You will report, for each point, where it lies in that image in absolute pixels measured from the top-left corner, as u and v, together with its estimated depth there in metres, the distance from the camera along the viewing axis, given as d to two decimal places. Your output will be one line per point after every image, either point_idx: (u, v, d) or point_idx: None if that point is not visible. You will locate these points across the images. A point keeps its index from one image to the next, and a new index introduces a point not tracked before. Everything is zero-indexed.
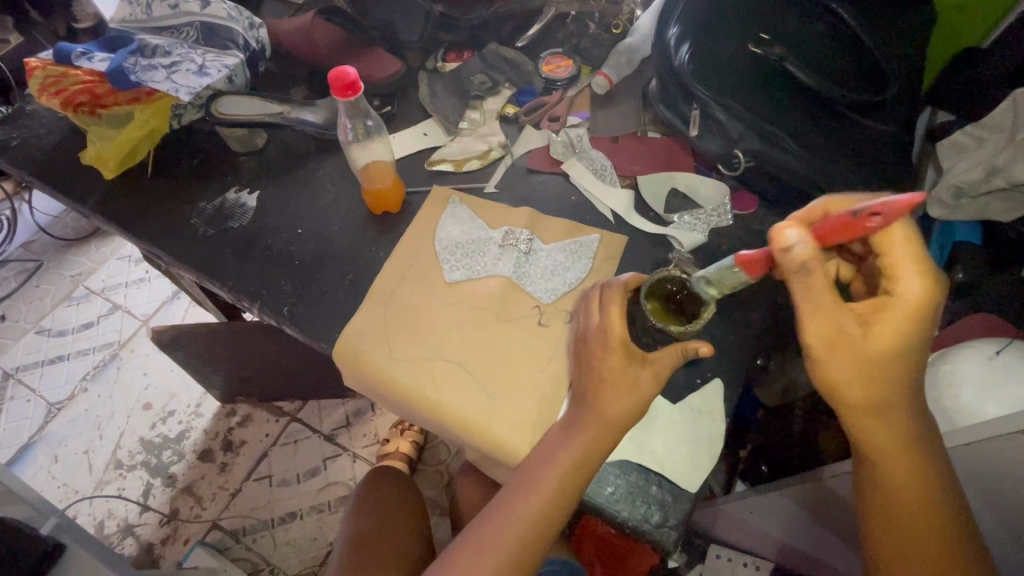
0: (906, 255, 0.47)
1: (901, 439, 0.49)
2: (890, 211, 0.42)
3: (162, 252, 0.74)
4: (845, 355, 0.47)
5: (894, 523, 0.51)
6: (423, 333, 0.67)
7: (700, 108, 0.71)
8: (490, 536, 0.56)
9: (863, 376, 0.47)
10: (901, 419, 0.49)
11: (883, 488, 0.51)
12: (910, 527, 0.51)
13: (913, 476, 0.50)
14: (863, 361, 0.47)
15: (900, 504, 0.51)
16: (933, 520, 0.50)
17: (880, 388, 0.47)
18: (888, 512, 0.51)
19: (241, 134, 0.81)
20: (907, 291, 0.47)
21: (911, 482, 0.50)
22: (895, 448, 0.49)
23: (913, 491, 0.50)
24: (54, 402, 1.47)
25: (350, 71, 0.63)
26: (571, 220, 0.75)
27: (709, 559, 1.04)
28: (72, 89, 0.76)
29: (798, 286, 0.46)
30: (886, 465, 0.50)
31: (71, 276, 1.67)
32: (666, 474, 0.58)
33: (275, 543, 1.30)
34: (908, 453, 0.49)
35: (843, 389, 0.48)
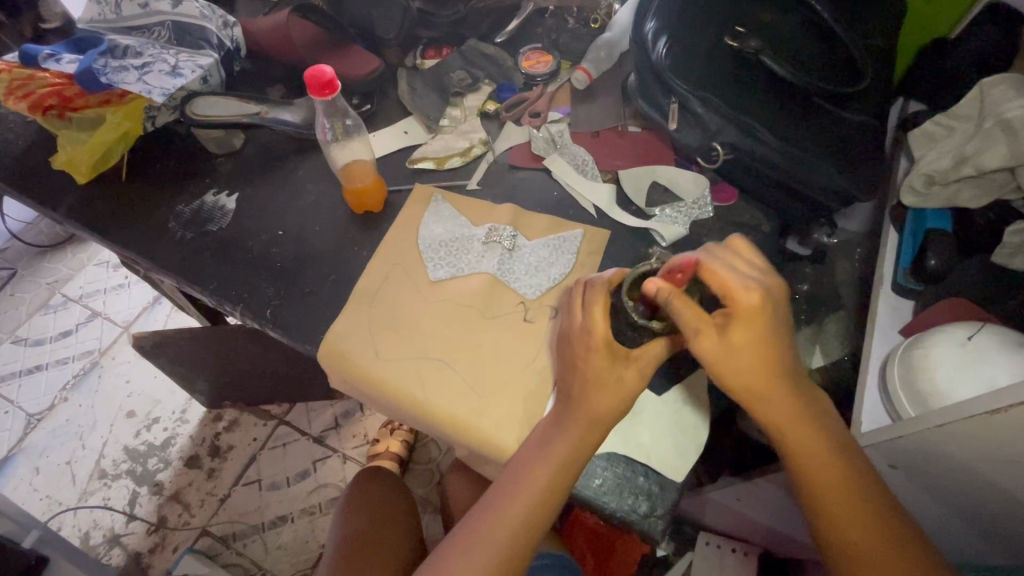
0: (725, 274, 0.52)
1: (802, 428, 0.53)
2: (683, 262, 0.52)
3: (140, 258, 0.73)
4: (717, 357, 0.52)
5: (835, 517, 0.53)
6: (409, 334, 0.67)
7: (678, 101, 0.71)
8: (467, 542, 0.56)
9: (743, 370, 0.51)
10: (796, 408, 0.53)
11: (808, 481, 0.54)
12: (848, 518, 0.52)
13: (830, 464, 0.53)
14: (726, 363, 0.52)
15: (831, 495, 0.53)
16: (865, 506, 0.52)
17: (764, 382, 0.52)
18: (829, 504, 0.53)
19: (218, 136, 0.79)
20: (741, 299, 0.51)
21: (834, 472, 0.53)
22: (805, 436, 0.53)
23: (836, 476, 0.53)
24: (33, 412, 1.44)
25: (327, 70, 0.63)
26: (553, 216, 0.75)
27: (698, 546, 1.07)
28: (40, 92, 0.74)
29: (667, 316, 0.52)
30: (804, 455, 0.53)
31: (47, 283, 1.63)
32: (653, 465, 0.59)
33: (266, 547, 1.29)
34: (816, 439, 0.53)
35: (731, 384, 0.52)
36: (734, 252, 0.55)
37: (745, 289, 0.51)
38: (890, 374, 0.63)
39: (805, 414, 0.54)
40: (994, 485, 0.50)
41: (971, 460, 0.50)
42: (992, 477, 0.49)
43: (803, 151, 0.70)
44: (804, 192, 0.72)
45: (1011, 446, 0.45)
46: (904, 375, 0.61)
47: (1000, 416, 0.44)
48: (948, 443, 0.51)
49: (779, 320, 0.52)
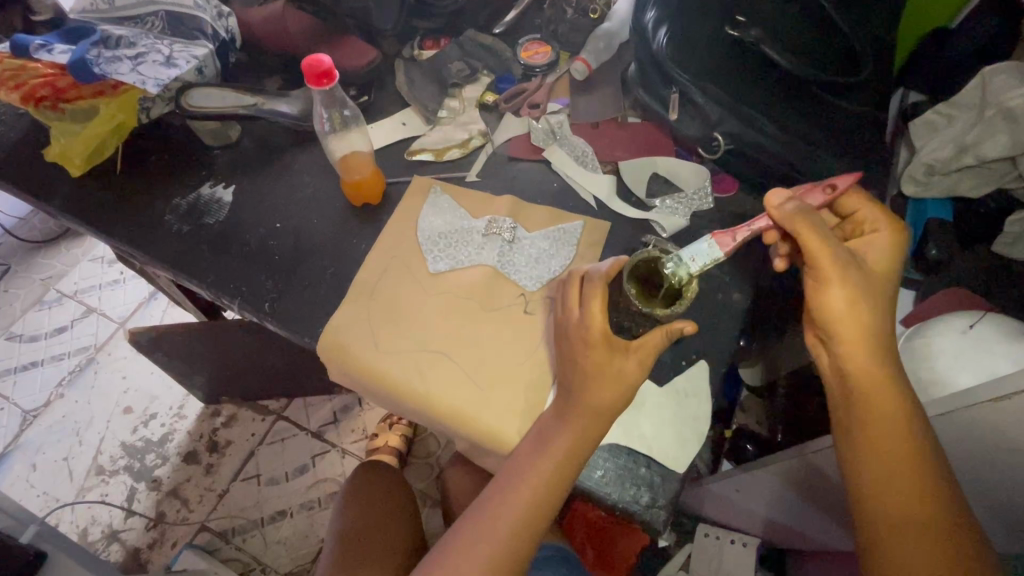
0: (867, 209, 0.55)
1: (887, 398, 0.50)
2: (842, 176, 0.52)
3: (136, 252, 0.72)
4: (845, 291, 0.50)
5: (881, 478, 0.50)
6: (410, 326, 0.66)
7: (679, 91, 0.71)
8: (473, 531, 0.56)
9: (865, 306, 0.50)
10: (886, 371, 0.50)
11: (871, 456, 0.50)
12: (894, 499, 0.49)
13: (897, 420, 0.49)
14: (858, 300, 0.50)
15: (888, 475, 0.50)
16: (921, 495, 0.49)
17: (875, 328, 0.50)
18: (879, 486, 0.50)
19: (214, 127, 0.79)
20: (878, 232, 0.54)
21: (900, 429, 0.49)
22: (888, 403, 0.50)
23: (898, 433, 0.49)
24: (29, 409, 1.43)
25: (325, 59, 0.62)
26: (553, 207, 0.75)
27: (698, 538, 1.10)
28: (32, 83, 0.72)
29: (803, 226, 0.51)
30: (877, 427, 0.50)
31: (41, 279, 1.62)
32: (654, 456, 0.59)
33: (265, 542, 1.29)
34: (901, 414, 0.49)
35: (838, 314, 0.50)
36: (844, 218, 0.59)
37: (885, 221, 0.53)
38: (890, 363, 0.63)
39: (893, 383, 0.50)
40: (999, 470, 0.50)
41: (977, 445, 0.50)
42: (996, 460, 0.49)
43: (802, 142, 0.71)
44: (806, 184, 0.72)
45: (1014, 431, 0.45)
46: (905, 364, 0.61)
47: (1005, 403, 0.44)
48: (952, 429, 0.51)
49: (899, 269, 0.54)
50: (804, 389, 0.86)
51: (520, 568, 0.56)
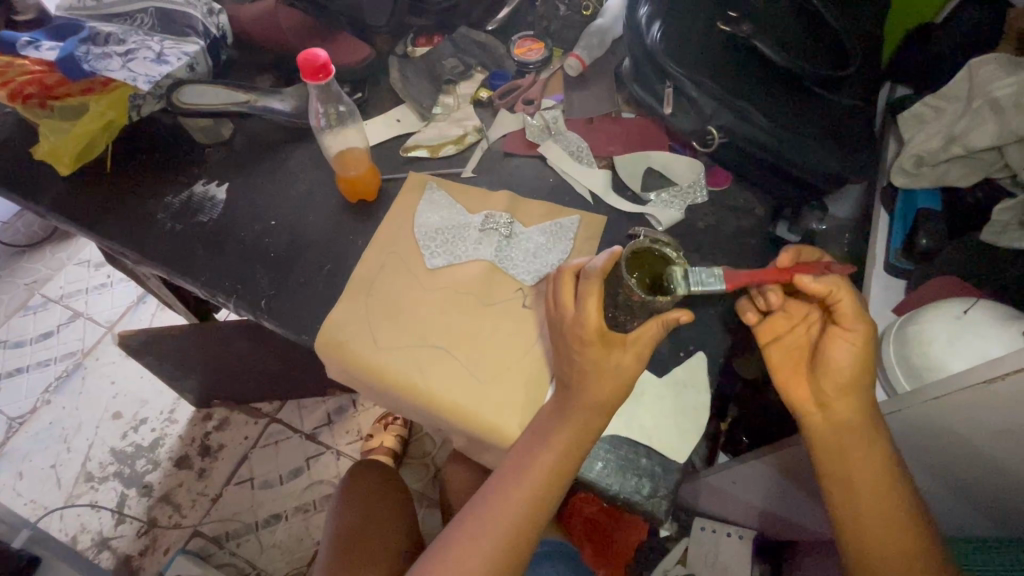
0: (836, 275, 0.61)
1: (866, 431, 0.55)
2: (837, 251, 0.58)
3: (128, 251, 0.71)
4: (865, 348, 0.55)
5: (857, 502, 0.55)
6: (407, 324, 0.66)
7: (673, 85, 0.72)
8: (471, 533, 0.56)
9: (859, 364, 0.55)
10: (867, 407, 0.55)
11: (851, 485, 0.55)
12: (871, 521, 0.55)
13: (873, 456, 0.54)
14: (867, 356, 0.55)
15: (868, 496, 0.55)
16: (899, 511, 0.54)
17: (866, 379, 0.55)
18: (859, 501, 0.55)
19: (206, 125, 0.78)
20: None
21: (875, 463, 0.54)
22: (860, 437, 0.55)
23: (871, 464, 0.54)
24: (15, 416, 1.41)
25: (321, 53, 0.61)
26: (549, 202, 0.75)
27: (694, 531, 1.13)
28: (17, 80, 0.70)
29: (842, 295, 0.54)
30: (858, 455, 0.55)
31: (26, 284, 1.60)
32: (654, 446, 0.59)
33: (261, 545, 1.27)
34: (873, 448, 0.54)
35: (843, 369, 0.55)
36: None
37: None
38: (885, 349, 0.64)
39: (872, 414, 0.55)
40: (990, 453, 0.51)
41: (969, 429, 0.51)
42: (988, 442, 0.50)
43: (795, 136, 0.71)
44: (799, 177, 0.72)
45: (1002, 414, 0.46)
46: (898, 350, 0.62)
47: (994, 388, 0.45)
48: (946, 415, 0.52)
49: None
50: None
51: (517, 565, 0.55)
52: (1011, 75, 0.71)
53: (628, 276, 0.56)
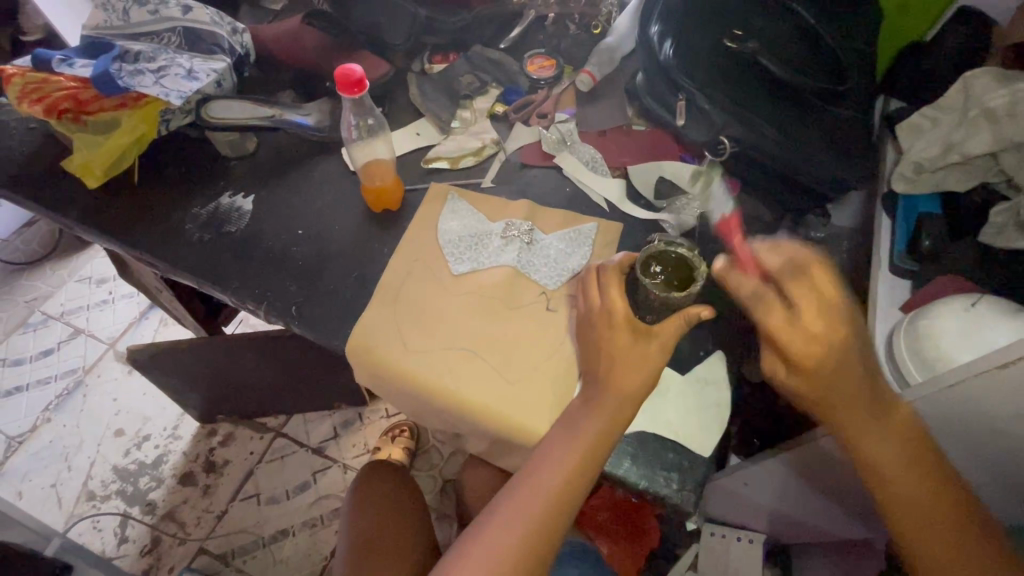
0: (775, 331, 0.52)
1: (876, 440, 0.52)
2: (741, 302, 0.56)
3: (156, 260, 0.73)
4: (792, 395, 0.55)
5: (895, 502, 0.52)
6: (434, 327, 0.68)
7: (685, 98, 0.76)
8: (500, 531, 0.56)
9: (823, 391, 0.51)
10: (864, 423, 0.51)
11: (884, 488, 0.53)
12: (913, 517, 0.52)
13: (896, 459, 0.52)
14: (812, 390, 0.52)
15: (906, 494, 0.52)
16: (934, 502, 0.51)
17: (850, 397, 0.51)
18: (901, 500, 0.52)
19: (233, 138, 0.80)
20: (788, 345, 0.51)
21: (900, 465, 0.52)
22: (876, 444, 0.52)
23: (899, 464, 0.52)
24: (15, 435, 1.40)
25: (357, 68, 0.64)
26: (568, 210, 0.78)
27: (704, 536, 1.14)
28: (54, 96, 0.72)
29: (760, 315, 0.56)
30: (901, 502, 0.52)
31: (26, 302, 1.59)
32: (680, 441, 0.61)
33: (267, 563, 1.26)
34: (891, 453, 0.51)
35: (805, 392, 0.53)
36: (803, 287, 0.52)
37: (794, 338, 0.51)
38: (896, 343, 0.66)
39: (872, 424, 0.51)
40: (998, 436, 0.54)
41: (982, 414, 0.54)
42: (1003, 429, 0.53)
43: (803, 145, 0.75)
44: (805, 184, 0.76)
45: (1017, 397, 0.49)
46: (910, 344, 0.65)
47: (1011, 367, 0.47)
48: (960, 401, 0.54)
49: (852, 326, 0.51)
50: None
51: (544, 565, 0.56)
52: (1003, 87, 0.76)
53: (650, 281, 0.61)
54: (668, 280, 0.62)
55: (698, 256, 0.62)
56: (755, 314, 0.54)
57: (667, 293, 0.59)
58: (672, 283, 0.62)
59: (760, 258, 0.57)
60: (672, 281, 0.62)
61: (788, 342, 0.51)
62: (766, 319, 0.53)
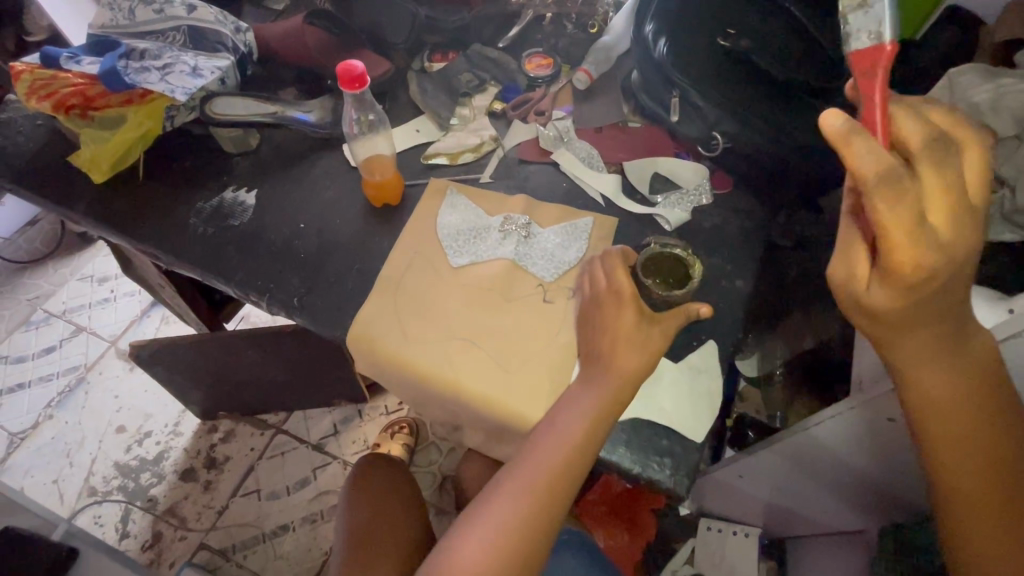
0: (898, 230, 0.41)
1: (938, 363, 0.49)
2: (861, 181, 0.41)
3: (161, 254, 0.74)
4: (863, 315, 0.49)
5: (945, 430, 0.51)
6: (433, 317, 0.69)
7: (679, 94, 0.78)
8: (499, 509, 0.57)
9: (901, 313, 0.46)
10: (930, 344, 0.48)
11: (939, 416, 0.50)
12: (957, 441, 0.51)
13: (953, 384, 0.49)
14: (894, 311, 0.46)
15: (957, 417, 0.51)
16: (982, 423, 0.51)
17: (925, 321, 0.47)
18: (951, 425, 0.51)
19: (235, 135, 0.81)
20: (903, 255, 0.42)
21: (955, 390, 0.50)
22: (935, 370, 0.49)
23: (953, 391, 0.50)
24: (17, 432, 1.41)
25: (358, 64, 0.66)
26: (565, 205, 0.79)
27: (701, 531, 1.15)
28: (62, 92, 0.75)
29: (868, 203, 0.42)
30: (949, 433, 0.51)
31: (28, 300, 1.61)
32: (674, 428, 0.63)
33: (267, 557, 1.27)
34: (950, 377, 0.49)
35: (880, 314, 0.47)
36: (935, 176, 0.42)
37: (910, 247, 0.41)
38: None
39: (939, 346, 0.48)
40: None
41: None
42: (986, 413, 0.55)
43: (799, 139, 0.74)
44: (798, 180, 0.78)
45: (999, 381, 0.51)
46: None
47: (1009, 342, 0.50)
48: None
49: (966, 229, 0.43)
50: (799, 380, 0.92)
51: (540, 544, 0.57)
52: None
53: (648, 281, 0.64)
54: (665, 280, 0.66)
55: (692, 256, 0.67)
56: (874, 190, 0.41)
57: (668, 293, 0.63)
58: (671, 283, 0.66)
59: (897, 133, 0.44)
60: (670, 280, 0.66)
61: (898, 256, 0.42)
62: (885, 216, 0.41)
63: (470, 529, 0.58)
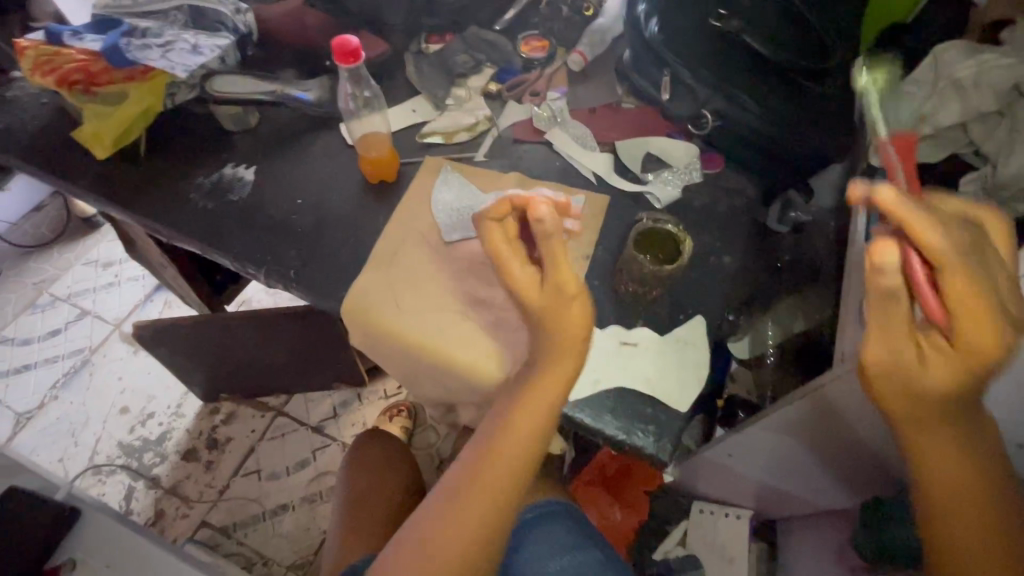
0: (964, 292, 0.44)
1: (955, 449, 0.51)
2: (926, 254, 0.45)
3: (162, 228, 0.76)
4: (902, 396, 0.49)
5: (952, 512, 0.52)
6: (426, 289, 0.71)
7: (670, 73, 0.79)
8: (481, 471, 0.61)
9: (934, 394, 0.48)
10: (949, 428, 0.50)
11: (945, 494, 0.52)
12: (963, 521, 0.52)
13: (966, 469, 0.51)
14: (937, 388, 0.47)
15: (963, 500, 0.52)
16: (988, 517, 0.52)
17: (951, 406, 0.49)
18: (958, 505, 0.52)
19: (235, 112, 0.83)
20: (971, 308, 0.44)
21: (967, 476, 0.51)
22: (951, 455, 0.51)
23: (965, 476, 0.51)
24: (23, 412, 1.44)
25: (352, 39, 0.68)
26: (558, 182, 0.81)
27: (693, 513, 1.16)
28: (66, 68, 0.77)
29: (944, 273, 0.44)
30: (951, 510, 0.52)
31: (34, 284, 1.63)
32: (660, 397, 0.64)
33: (267, 535, 1.30)
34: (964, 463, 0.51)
35: (914, 391, 0.48)
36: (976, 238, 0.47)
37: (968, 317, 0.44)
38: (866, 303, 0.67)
39: (956, 433, 0.50)
40: None
41: None
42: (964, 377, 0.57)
43: (785, 121, 0.77)
44: (788, 159, 0.79)
45: None
46: None
47: None
48: None
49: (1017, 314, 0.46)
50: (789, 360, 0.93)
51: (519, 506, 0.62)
52: None
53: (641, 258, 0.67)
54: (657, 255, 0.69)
55: (683, 233, 0.68)
56: (945, 259, 0.44)
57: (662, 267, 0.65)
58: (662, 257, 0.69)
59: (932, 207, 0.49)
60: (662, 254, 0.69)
61: (970, 328, 0.44)
62: (953, 276, 0.44)
63: (449, 493, 0.62)
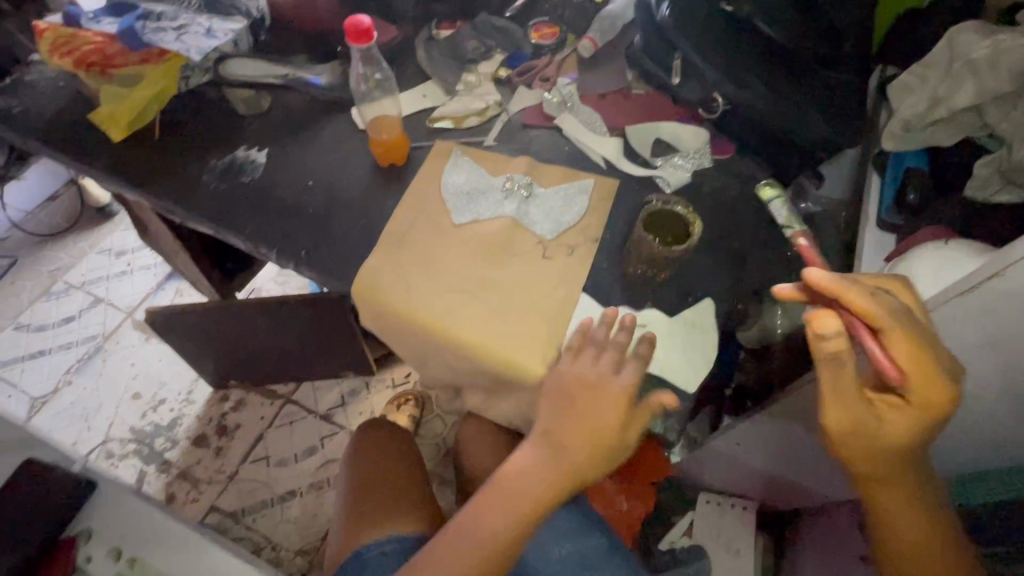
0: (910, 354, 0.47)
1: (906, 486, 0.56)
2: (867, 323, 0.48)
3: (175, 210, 0.77)
4: (853, 447, 0.53)
5: (911, 541, 0.57)
6: (435, 270, 0.72)
7: (681, 56, 0.80)
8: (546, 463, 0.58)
9: (886, 445, 0.52)
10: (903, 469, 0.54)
11: (905, 527, 0.57)
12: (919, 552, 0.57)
13: (916, 507, 0.56)
14: (892, 440, 0.51)
15: (916, 533, 0.57)
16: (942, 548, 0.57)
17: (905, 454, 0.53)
18: (912, 537, 0.57)
19: (248, 96, 0.84)
20: (910, 374, 0.48)
21: (918, 512, 0.56)
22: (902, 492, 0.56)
23: (915, 511, 0.56)
24: (37, 396, 1.46)
25: (364, 18, 0.68)
26: (567, 167, 0.81)
27: (699, 504, 1.17)
28: (83, 50, 0.80)
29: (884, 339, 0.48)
30: (907, 540, 0.57)
31: (49, 271, 1.66)
32: (668, 378, 0.65)
33: (276, 521, 1.31)
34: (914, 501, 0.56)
35: (873, 443, 0.52)
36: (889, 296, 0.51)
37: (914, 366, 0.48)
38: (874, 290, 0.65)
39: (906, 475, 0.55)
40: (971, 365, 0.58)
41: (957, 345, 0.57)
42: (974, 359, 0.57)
43: (797, 106, 0.76)
44: (800, 144, 0.78)
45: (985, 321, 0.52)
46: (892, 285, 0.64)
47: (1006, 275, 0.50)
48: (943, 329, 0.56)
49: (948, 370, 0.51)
50: None
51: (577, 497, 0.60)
52: None
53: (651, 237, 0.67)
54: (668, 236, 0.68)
55: (694, 214, 0.68)
56: (889, 330, 0.47)
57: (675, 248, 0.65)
58: (672, 238, 0.68)
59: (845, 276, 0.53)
60: (671, 235, 0.69)
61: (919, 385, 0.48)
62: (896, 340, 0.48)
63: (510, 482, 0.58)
